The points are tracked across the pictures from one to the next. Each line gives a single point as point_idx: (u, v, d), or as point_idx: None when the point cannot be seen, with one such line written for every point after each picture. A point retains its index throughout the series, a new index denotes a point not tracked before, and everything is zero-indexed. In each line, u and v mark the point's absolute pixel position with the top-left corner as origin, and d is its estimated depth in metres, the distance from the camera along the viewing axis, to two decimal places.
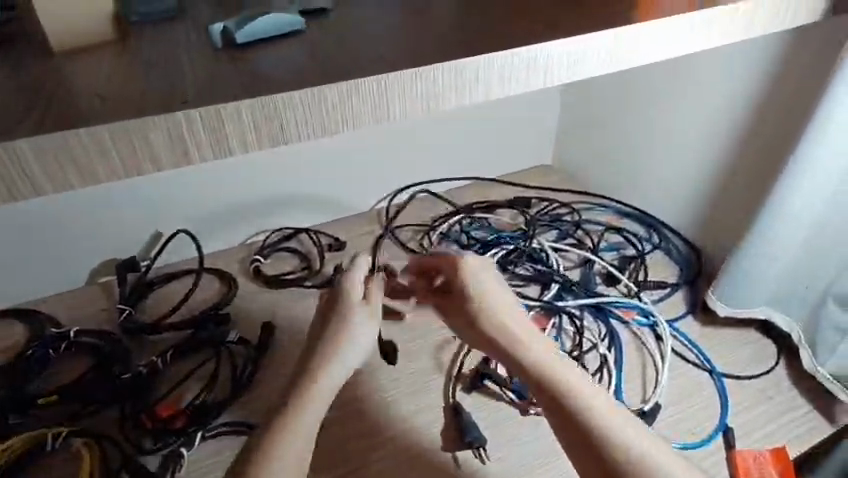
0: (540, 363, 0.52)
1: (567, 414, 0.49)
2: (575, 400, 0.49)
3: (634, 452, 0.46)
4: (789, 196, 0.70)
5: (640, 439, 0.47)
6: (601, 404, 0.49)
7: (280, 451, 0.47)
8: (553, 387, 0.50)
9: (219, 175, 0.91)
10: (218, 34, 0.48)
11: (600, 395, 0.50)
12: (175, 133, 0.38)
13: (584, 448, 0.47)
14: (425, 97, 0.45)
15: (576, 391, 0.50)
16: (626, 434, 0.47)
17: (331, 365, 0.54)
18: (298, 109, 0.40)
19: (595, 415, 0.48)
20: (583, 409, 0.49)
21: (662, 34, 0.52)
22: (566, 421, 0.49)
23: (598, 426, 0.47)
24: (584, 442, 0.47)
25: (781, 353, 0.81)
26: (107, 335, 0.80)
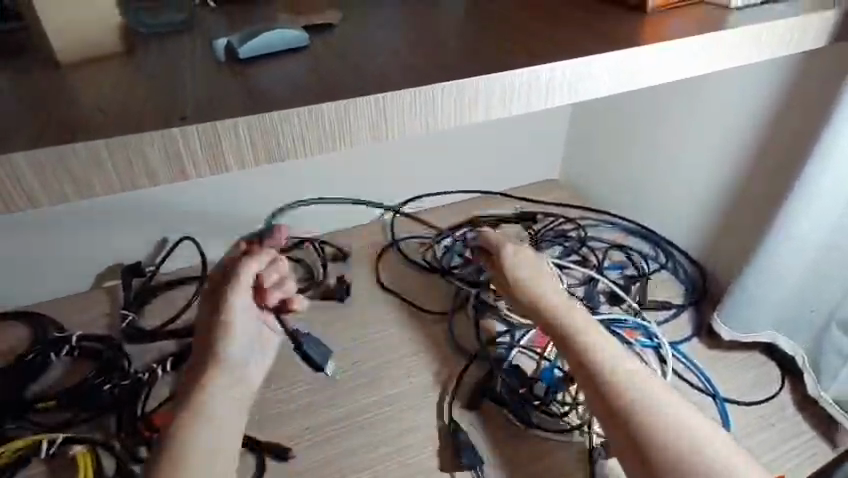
0: (566, 320, 0.57)
1: (583, 358, 0.53)
2: (593, 350, 0.54)
3: (641, 397, 0.49)
4: (792, 222, 0.70)
5: (649, 387, 0.50)
6: (618, 357, 0.53)
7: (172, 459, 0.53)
8: (574, 339, 0.55)
9: (225, 184, 0.92)
10: (221, 49, 0.49)
11: (618, 351, 0.54)
12: (171, 149, 0.38)
13: (593, 388, 0.51)
14: (423, 116, 0.45)
15: (601, 351, 0.54)
16: (636, 380, 0.51)
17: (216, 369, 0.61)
18: (294, 126, 0.40)
19: (608, 362, 0.52)
20: (599, 358, 0.53)
21: (660, 58, 0.52)
22: (581, 364, 0.53)
23: (609, 369, 0.52)
24: (594, 382, 0.51)
25: (785, 376, 0.80)
26: (109, 341, 0.81)
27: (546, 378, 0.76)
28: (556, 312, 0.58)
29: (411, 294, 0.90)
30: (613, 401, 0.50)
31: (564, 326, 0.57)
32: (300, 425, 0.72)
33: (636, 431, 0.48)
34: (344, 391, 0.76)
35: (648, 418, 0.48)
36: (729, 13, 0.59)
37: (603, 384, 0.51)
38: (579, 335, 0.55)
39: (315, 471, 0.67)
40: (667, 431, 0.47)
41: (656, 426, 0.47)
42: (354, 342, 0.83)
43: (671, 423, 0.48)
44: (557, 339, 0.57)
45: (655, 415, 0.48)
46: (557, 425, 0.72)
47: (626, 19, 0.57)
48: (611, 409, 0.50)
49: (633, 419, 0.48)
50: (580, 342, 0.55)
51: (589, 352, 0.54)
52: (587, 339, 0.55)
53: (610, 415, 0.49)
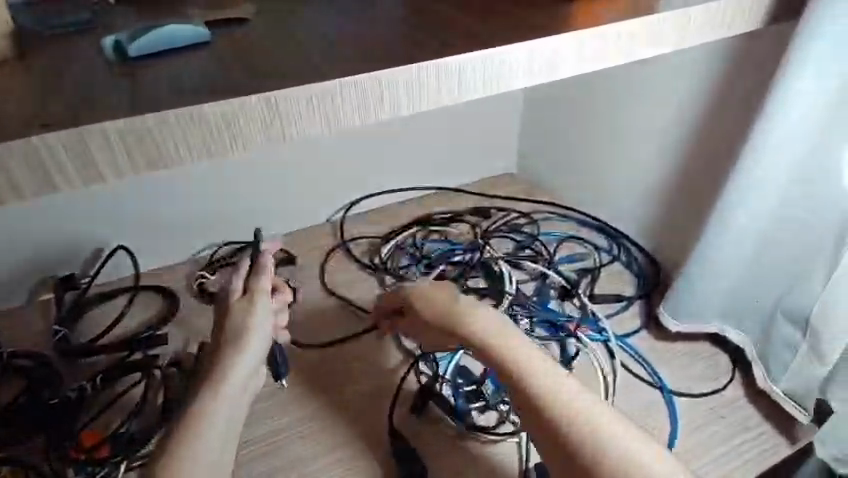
0: (502, 345, 0.50)
1: (524, 389, 0.47)
2: (533, 378, 0.48)
3: (590, 425, 0.45)
4: (733, 210, 0.69)
5: (601, 417, 0.45)
6: (560, 381, 0.47)
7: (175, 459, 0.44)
8: (513, 367, 0.48)
9: (163, 188, 0.88)
10: (110, 49, 0.46)
11: (561, 378, 0.48)
12: (34, 159, 0.35)
13: (538, 422, 0.46)
14: (322, 116, 0.42)
15: (541, 383, 0.47)
16: (582, 406, 0.46)
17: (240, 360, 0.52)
18: (173, 130, 0.37)
19: (551, 389, 0.47)
20: (540, 387, 0.47)
21: (579, 46, 0.50)
22: (523, 395, 0.47)
23: (554, 398, 0.46)
24: (539, 415, 0.46)
25: (735, 367, 0.80)
26: (40, 358, 0.78)
27: (493, 382, 0.76)
28: (489, 336, 0.51)
29: (359, 297, 0.88)
30: (560, 434, 0.45)
31: (499, 351, 0.50)
32: (240, 440, 0.70)
33: (586, 464, 0.43)
34: (288, 402, 0.74)
35: (597, 448, 0.44)
36: None
37: (548, 416, 0.45)
38: (517, 361, 0.49)
39: None
40: (616, 458, 0.43)
41: (606, 457, 0.43)
42: (299, 349, 0.81)
43: (619, 449, 0.44)
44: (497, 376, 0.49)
45: (605, 444, 0.44)
46: (499, 429, 0.71)
47: (550, 7, 0.56)
48: (565, 451, 0.44)
49: (582, 451, 0.44)
50: (519, 369, 0.48)
51: (529, 379, 0.48)
52: (527, 365, 0.48)
53: (557, 450, 0.45)
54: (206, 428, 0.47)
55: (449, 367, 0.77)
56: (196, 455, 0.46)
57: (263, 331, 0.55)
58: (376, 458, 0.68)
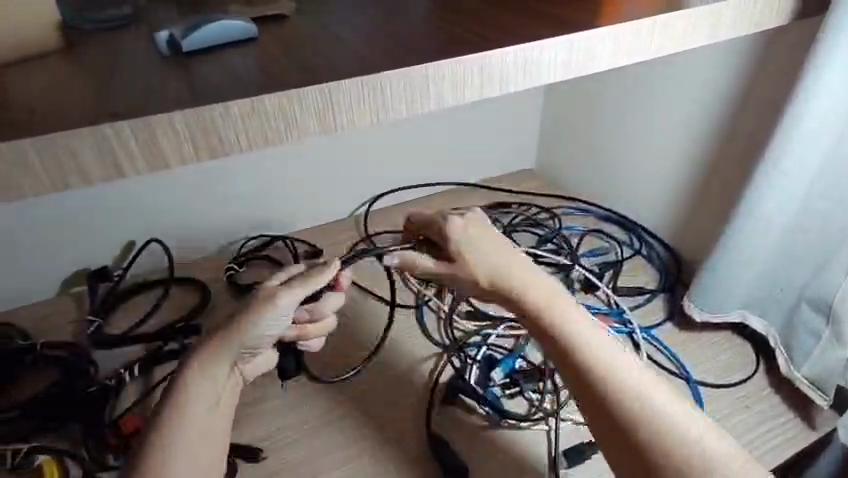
0: (548, 311, 0.50)
1: (569, 354, 0.48)
2: (578, 343, 0.48)
3: (634, 392, 0.45)
4: (760, 201, 0.70)
5: (651, 387, 0.46)
6: (605, 348, 0.48)
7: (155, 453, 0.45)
8: (558, 333, 0.49)
9: (194, 181, 0.90)
10: (165, 43, 0.47)
11: (613, 346, 0.48)
12: (105, 147, 0.37)
13: (583, 386, 0.47)
14: (374, 106, 0.44)
15: (593, 349, 0.48)
16: (627, 375, 0.46)
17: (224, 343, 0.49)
18: (235, 119, 0.39)
19: (597, 355, 0.47)
20: (585, 353, 0.48)
21: (616, 39, 0.52)
22: (568, 360, 0.48)
23: (597, 364, 0.47)
24: (583, 380, 0.47)
25: (760, 359, 0.81)
26: (75, 348, 0.80)
27: (503, 368, 0.78)
28: (539, 301, 0.51)
29: (385, 291, 0.91)
30: (607, 401, 0.45)
31: (545, 317, 0.50)
32: (276, 426, 0.72)
33: (629, 427, 0.44)
34: (319, 390, 0.76)
35: (641, 413, 0.44)
36: None
37: (593, 381, 0.46)
38: (564, 326, 0.49)
39: (291, 471, 0.67)
40: (659, 424, 0.44)
41: (650, 423, 0.44)
42: (329, 339, 0.83)
43: (664, 416, 0.44)
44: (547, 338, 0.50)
45: (649, 410, 0.44)
46: (531, 415, 0.73)
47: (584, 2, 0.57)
48: (612, 416, 0.45)
49: (633, 420, 0.44)
50: (565, 335, 0.49)
51: (575, 345, 0.48)
52: (572, 330, 0.49)
53: (601, 413, 0.46)
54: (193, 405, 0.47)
55: (476, 360, 0.79)
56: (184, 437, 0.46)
57: (288, 312, 0.51)
58: (409, 445, 0.70)
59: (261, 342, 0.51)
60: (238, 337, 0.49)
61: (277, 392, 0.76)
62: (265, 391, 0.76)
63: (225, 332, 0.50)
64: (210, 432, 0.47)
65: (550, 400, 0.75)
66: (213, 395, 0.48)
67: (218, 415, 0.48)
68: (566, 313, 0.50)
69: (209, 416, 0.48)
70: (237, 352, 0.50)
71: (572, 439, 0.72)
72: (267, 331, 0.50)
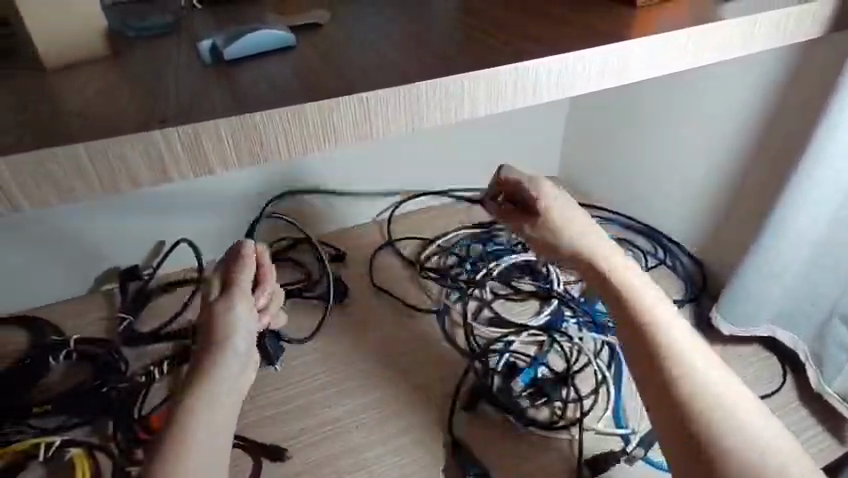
0: (631, 293, 0.53)
1: (648, 336, 0.49)
2: (658, 328, 0.50)
3: (707, 383, 0.46)
4: (792, 211, 0.70)
5: (723, 383, 0.47)
6: (686, 339, 0.50)
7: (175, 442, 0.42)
8: (639, 314, 0.51)
9: (224, 183, 0.93)
10: (207, 53, 0.48)
11: (690, 339, 0.50)
12: (153, 152, 0.38)
13: (657, 370, 0.48)
14: (410, 116, 0.45)
15: (670, 336, 0.49)
16: (703, 367, 0.48)
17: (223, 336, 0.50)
18: (277, 126, 0.40)
19: (677, 344, 0.49)
20: (665, 338, 0.49)
21: (649, 51, 0.52)
22: (644, 341, 0.50)
23: (671, 351, 0.48)
24: (658, 363, 0.48)
25: (789, 372, 0.80)
26: (106, 344, 0.82)
27: (524, 378, 0.78)
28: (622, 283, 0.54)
29: (409, 296, 0.91)
30: (674, 384, 0.47)
31: (627, 299, 0.53)
32: (301, 426, 0.73)
33: (697, 415, 0.45)
34: (344, 392, 0.77)
35: (714, 403, 0.45)
36: (722, 5, 0.59)
37: (668, 365, 0.48)
38: (644, 309, 0.51)
39: (315, 471, 0.68)
40: (729, 418, 0.45)
41: (720, 416, 0.45)
42: (352, 342, 0.84)
43: (734, 411, 0.45)
44: (626, 317, 0.52)
45: (720, 403, 0.46)
46: (553, 423, 0.73)
47: (617, 12, 0.57)
48: (674, 398, 0.46)
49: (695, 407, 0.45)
50: (645, 317, 0.51)
51: (654, 328, 0.50)
52: (652, 315, 0.51)
53: (670, 397, 0.46)
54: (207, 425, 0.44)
55: (497, 369, 0.79)
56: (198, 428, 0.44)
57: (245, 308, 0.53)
58: (432, 449, 0.70)
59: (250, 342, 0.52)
60: (229, 345, 0.50)
61: (302, 392, 0.77)
62: (290, 391, 0.77)
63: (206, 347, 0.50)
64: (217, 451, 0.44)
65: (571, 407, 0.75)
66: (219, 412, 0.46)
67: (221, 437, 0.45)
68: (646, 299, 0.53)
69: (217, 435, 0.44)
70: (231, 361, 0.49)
71: (594, 448, 0.72)
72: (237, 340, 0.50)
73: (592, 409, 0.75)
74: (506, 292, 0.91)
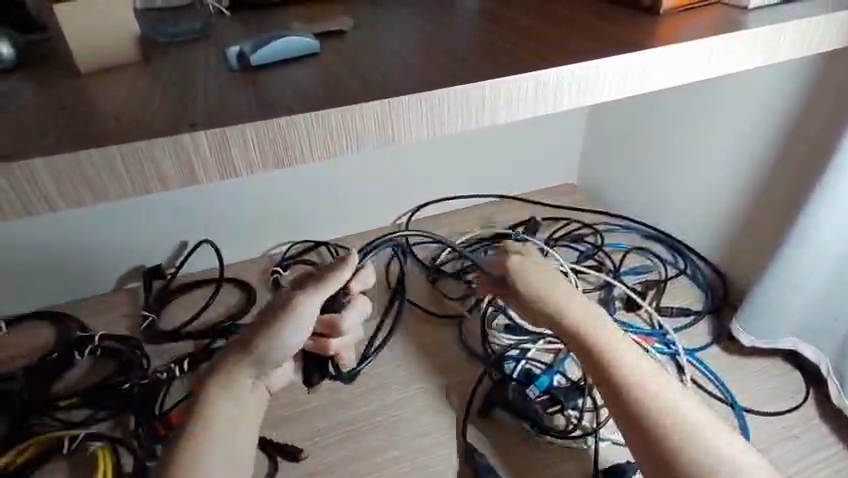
0: (587, 332, 0.53)
1: (611, 376, 0.50)
2: (621, 366, 0.50)
3: (678, 416, 0.46)
4: (818, 216, 0.68)
5: (696, 415, 0.47)
6: (649, 371, 0.50)
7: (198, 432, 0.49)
8: (602, 355, 0.51)
9: (244, 185, 0.94)
10: (234, 58, 0.50)
11: (655, 370, 0.50)
12: (182, 154, 0.39)
13: (626, 409, 0.48)
14: (431, 123, 0.45)
15: (637, 373, 0.49)
16: (675, 397, 0.47)
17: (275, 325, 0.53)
18: (300, 131, 0.41)
19: (644, 381, 0.49)
20: (628, 373, 0.49)
21: (671, 60, 0.52)
22: (612, 383, 0.50)
23: (639, 388, 0.48)
24: (626, 403, 0.48)
25: (810, 387, 0.78)
26: (129, 341, 0.83)
27: (539, 385, 0.77)
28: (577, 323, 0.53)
29: (424, 301, 0.92)
30: (650, 426, 0.46)
31: (583, 338, 0.53)
32: (313, 429, 0.74)
33: (675, 453, 0.45)
34: (356, 396, 0.77)
35: (690, 438, 0.45)
36: (744, 14, 0.58)
37: (635, 403, 0.48)
38: (605, 346, 0.51)
39: (329, 472, 0.68)
40: (710, 449, 0.45)
41: (697, 451, 0.44)
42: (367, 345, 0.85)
43: (711, 442, 0.45)
44: (588, 360, 0.52)
45: (694, 436, 0.45)
46: (569, 432, 0.73)
47: (639, 21, 0.57)
48: (655, 442, 0.46)
49: (676, 447, 0.45)
50: (605, 356, 0.51)
51: (616, 366, 0.50)
52: (615, 352, 0.51)
53: (646, 439, 0.46)
54: (230, 430, 0.50)
55: (513, 376, 0.79)
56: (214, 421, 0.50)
57: (312, 316, 0.54)
58: (444, 454, 0.71)
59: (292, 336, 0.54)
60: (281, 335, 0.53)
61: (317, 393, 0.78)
62: (306, 391, 0.78)
63: (246, 347, 0.53)
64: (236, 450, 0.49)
65: (587, 418, 0.75)
66: (247, 415, 0.52)
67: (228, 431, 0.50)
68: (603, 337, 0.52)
69: (236, 436, 0.50)
70: (256, 367, 0.53)
71: (609, 458, 0.71)
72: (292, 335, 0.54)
73: (608, 419, 0.74)
74: None
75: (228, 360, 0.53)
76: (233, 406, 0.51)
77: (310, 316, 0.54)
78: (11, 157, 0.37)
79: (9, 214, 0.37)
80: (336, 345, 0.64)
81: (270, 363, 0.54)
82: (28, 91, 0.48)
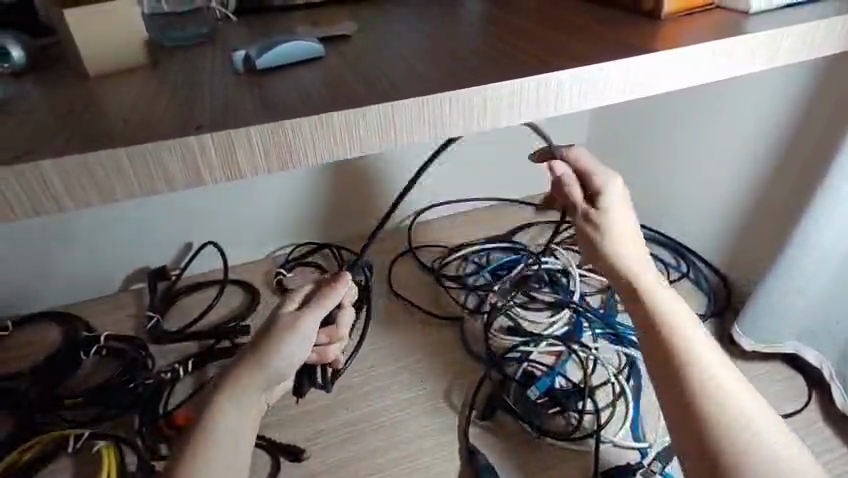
0: (657, 306, 0.54)
1: (675, 356, 0.51)
2: (680, 341, 0.51)
3: (735, 407, 0.48)
4: (822, 218, 0.68)
5: (746, 404, 0.48)
6: (712, 358, 0.51)
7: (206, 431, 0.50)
8: (662, 326, 0.52)
9: (249, 187, 0.95)
10: (240, 61, 0.51)
11: (710, 352, 0.51)
12: (189, 155, 0.40)
13: (680, 390, 0.49)
14: (432, 126, 0.46)
15: (694, 353, 0.51)
16: (727, 383, 0.49)
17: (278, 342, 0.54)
18: (304, 133, 0.42)
19: (700, 363, 0.50)
20: (690, 357, 0.50)
21: (671, 63, 0.52)
22: (667, 359, 0.51)
23: (694, 368, 0.50)
24: (684, 384, 0.49)
25: (813, 391, 0.78)
26: (134, 342, 0.84)
27: (540, 386, 0.78)
28: (645, 290, 0.55)
29: (426, 302, 0.93)
30: (699, 407, 0.48)
31: (654, 314, 0.53)
32: (316, 429, 0.74)
33: (722, 440, 0.46)
34: (359, 397, 0.78)
35: (742, 429, 0.47)
36: (745, 18, 0.59)
37: (687, 383, 0.49)
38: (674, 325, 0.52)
39: (331, 472, 0.69)
40: (754, 438, 0.46)
41: (749, 443, 0.46)
42: (370, 346, 0.85)
43: (762, 437, 0.47)
44: (648, 329, 0.53)
45: (747, 427, 0.47)
46: (570, 434, 0.73)
47: (641, 25, 0.58)
48: (701, 424, 0.47)
49: (721, 433, 0.47)
50: (673, 335, 0.52)
51: (680, 346, 0.51)
52: (675, 327, 0.52)
53: (696, 422, 0.48)
54: (231, 437, 0.50)
55: (515, 378, 0.79)
56: (221, 423, 0.50)
57: (313, 333, 0.55)
58: (446, 455, 0.71)
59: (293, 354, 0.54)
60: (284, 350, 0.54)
61: (320, 393, 0.78)
62: (310, 392, 0.79)
63: (255, 353, 0.53)
64: (237, 452, 0.50)
65: (588, 420, 0.75)
66: (251, 422, 0.52)
67: (229, 436, 0.50)
68: (666, 309, 0.53)
69: (239, 443, 0.51)
70: (266, 377, 0.53)
71: (612, 461, 0.71)
72: (296, 349, 0.54)
73: (609, 422, 0.74)
74: (522, 299, 0.90)
75: (244, 363, 0.54)
76: (238, 414, 0.51)
77: (310, 334, 0.55)
78: (21, 159, 0.37)
79: (20, 214, 0.38)
80: (337, 350, 0.64)
81: (276, 376, 0.54)
82: (38, 94, 0.49)
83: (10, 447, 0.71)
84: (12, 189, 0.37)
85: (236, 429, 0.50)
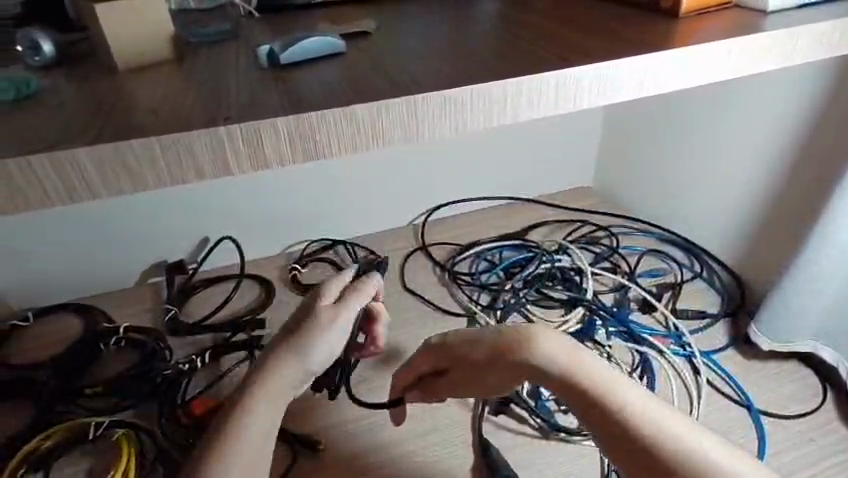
0: (565, 368, 0.47)
1: (603, 411, 0.44)
2: (605, 396, 0.45)
3: (686, 446, 0.42)
4: (840, 215, 0.68)
5: (701, 443, 0.42)
6: (644, 403, 0.44)
7: (235, 420, 0.47)
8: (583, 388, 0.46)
9: (266, 183, 0.97)
10: (264, 56, 0.52)
11: (640, 396, 0.45)
12: (218, 145, 0.41)
13: (625, 449, 0.43)
14: (452, 120, 0.47)
15: (623, 401, 0.44)
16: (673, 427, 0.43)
17: (320, 332, 0.52)
18: (330, 125, 0.43)
19: (633, 413, 0.44)
20: (621, 412, 0.44)
21: (691, 60, 0.53)
22: (597, 419, 0.45)
23: (628, 418, 0.44)
24: (623, 437, 0.43)
25: (828, 392, 0.78)
26: (153, 333, 0.86)
27: None
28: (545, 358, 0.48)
29: (438, 298, 0.93)
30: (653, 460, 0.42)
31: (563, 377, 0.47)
32: (331, 421, 0.75)
33: None
34: (373, 390, 0.79)
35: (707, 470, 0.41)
36: (764, 17, 0.59)
37: (630, 439, 0.43)
38: (592, 387, 0.45)
39: (346, 463, 0.70)
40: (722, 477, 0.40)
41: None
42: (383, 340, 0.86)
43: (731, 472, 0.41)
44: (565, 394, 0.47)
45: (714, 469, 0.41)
46: (582, 429, 0.73)
47: (658, 24, 0.58)
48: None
49: None
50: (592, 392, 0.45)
51: (607, 403, 0.44)
52: (593, 382, 0.46)
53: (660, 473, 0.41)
54: (258, 431, 0.47)
55: None
56: (255, 413, 0.48)
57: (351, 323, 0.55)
58: (459, 448, 0.72)
59: (335, 345, 0.53)
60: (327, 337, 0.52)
61: None
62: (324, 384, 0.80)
63: (294, 349, 0.51)
64: (265, 452, 0.48)
65: None
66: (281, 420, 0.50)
67: (256, 428, 0.47)
68: (576, 366, 0.47)
69: (268, 439, 0.48)
70: (304, 369, 0.51)
71: None
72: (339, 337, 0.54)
73: None
74: (536, 298, 0.90)
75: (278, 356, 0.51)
76: (272, 409, 0.49)
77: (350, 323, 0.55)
78: (57, 148, 0.39)
79: (54, 201, 0.39)
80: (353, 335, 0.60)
81: (313, 368, 0.52)
82: (68, 87, 0.50)
83: (32, 433, 0.73)
84: (46, 177, 0.38)
85: (265, 424, 0.48)
